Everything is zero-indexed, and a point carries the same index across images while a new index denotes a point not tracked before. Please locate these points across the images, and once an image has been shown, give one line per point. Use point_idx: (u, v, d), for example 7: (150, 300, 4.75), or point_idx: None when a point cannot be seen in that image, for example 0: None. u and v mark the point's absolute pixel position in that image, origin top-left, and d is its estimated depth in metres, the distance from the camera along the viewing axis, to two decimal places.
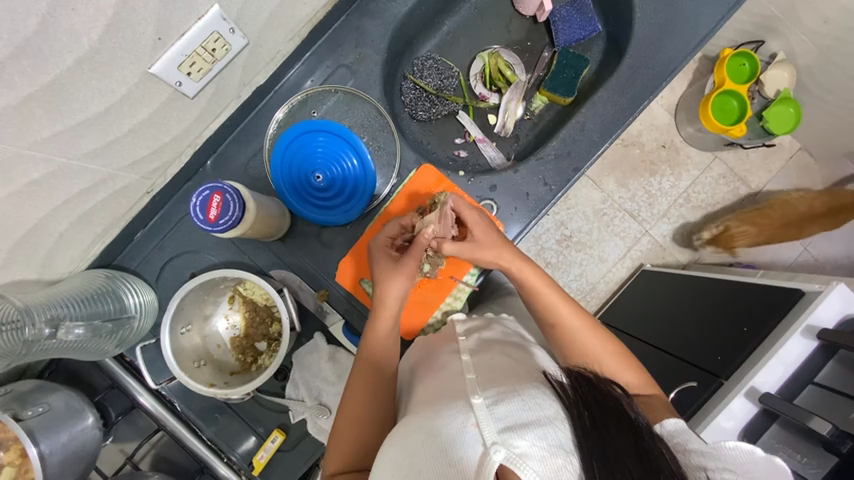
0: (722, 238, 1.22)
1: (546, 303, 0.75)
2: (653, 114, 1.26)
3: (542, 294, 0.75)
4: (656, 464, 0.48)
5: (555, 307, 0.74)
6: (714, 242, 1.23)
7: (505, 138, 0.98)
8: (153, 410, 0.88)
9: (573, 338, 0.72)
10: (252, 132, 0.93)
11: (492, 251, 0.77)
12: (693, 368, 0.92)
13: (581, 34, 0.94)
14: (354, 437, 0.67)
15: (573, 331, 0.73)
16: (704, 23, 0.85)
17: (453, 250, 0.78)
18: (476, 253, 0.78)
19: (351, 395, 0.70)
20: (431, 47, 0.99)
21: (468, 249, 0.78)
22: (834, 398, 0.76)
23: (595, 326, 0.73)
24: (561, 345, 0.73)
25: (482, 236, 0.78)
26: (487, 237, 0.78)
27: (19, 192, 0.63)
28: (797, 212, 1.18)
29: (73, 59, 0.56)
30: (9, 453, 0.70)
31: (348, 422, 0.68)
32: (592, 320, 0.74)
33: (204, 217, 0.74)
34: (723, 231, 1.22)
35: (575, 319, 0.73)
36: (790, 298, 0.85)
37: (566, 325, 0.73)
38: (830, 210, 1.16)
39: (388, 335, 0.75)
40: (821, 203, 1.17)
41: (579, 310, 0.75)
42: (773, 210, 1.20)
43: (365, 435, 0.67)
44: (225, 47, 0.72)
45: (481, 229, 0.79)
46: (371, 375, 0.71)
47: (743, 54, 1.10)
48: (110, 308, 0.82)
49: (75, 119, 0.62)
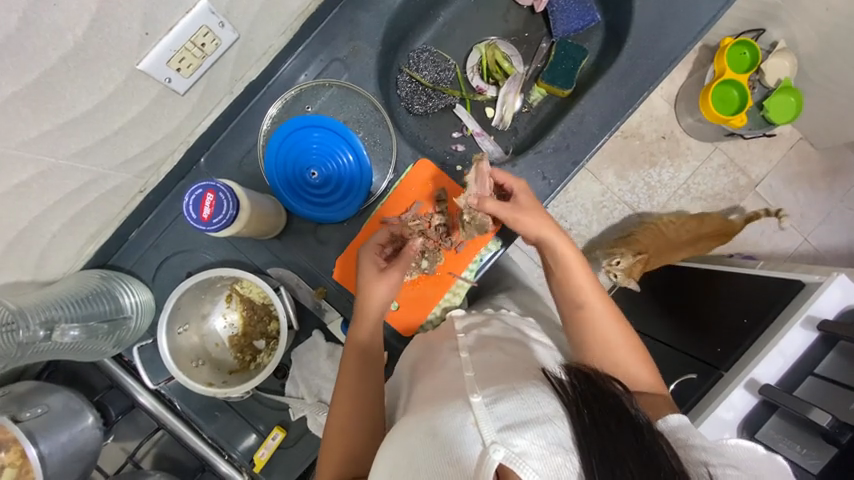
0: (634, 267, 1.16)
1: (578, 284, 0.74)
2: (652, 105, 1.24)
3: (575, 272, 0.75)
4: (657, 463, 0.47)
5: (586, 288, 0.74)
6: (627, 269, 1.15)
7: (503, 131, 0.97)
8: (153, 408, 0.87)
9: (596, 324, 0.71)
10: (246, 128, 0.91)
11: (535, 218, 0.76)
12: (692, 360, 0.94)
13: (580, 23, 0.93)
14: (344, 446, 0.66)
15: (598, 315, 0.72)
16: (705, 11, 0.83)
17: (496, 208, 0.76)
18: (520, 216, 0.76)
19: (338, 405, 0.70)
20: (427, 39, 0.97)
21: (514, 210, 0.76)
22: (834, 389, 0.75)
23: (618, 316, 0.73)
24: (582, 330, 0.71)
25: (527, 203, 0.78)
26: (528, 204, 0.77)
27: (8, 193, 0.62)
28: (669, 238, 1.17)
29: (57, 56, 0.54)
30: (10, 454, 0.70)
31: (336, 430, 0.68)
32: (615, 309, 0.74)
33: (198, 215, 0.73)
34: (635, 261, 1.16)
35: (603, 307, 0.72)
36: (788, 291, 0.85)
37: (595, 310, 0.72)
38: (694, 237, 1.17)
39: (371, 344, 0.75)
40: (691, 230, 1.17)
41: (605, 299, 0.74)
42: (645, 236, 1.19)
43: (352, 446, 0.66)
44: (215, 41, 0.71)
45: (527, 198, 0.78)
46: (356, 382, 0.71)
47: (744, 43, 1.08)
48: (106, 308, 0.81)
49: (63, 118, 0.61)
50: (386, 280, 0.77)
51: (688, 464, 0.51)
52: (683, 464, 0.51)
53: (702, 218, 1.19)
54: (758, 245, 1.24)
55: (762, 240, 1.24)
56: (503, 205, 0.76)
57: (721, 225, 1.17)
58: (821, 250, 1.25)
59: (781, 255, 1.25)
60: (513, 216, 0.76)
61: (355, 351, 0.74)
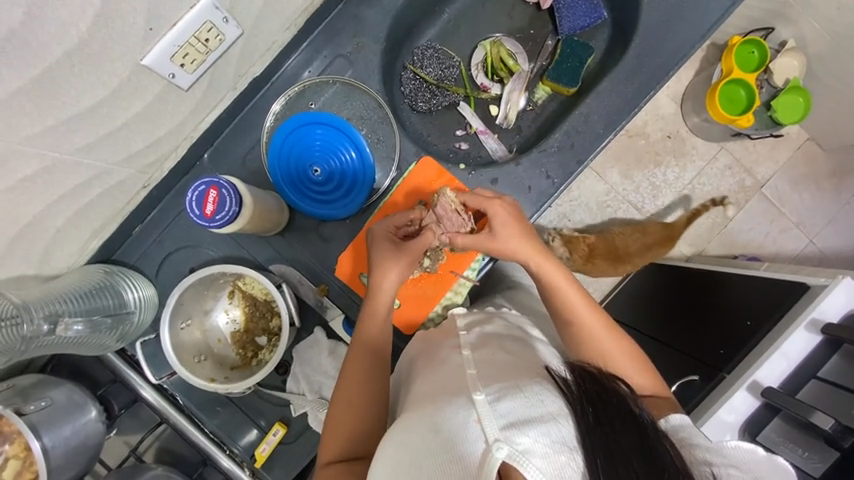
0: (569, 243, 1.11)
1: (567, 301, 0.73)
2: (659, 104, 1.23)
3: (563, 290, 0.73)
4: (663, 463, 0.46)
5: (574, 305, 0.72)
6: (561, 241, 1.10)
7: (508, 130, 0.96)
8: (155, 402, 0.87)
9: (589, 334, 0.71)
10: (250, 124, 0.91)
11: (513, 244, 0.75)
12: (694, 361, 0.94)
13: (586, 20, 0.92)
14: (350, 425, 0.67)
15: (592, 329, 0.71)
16: (714, 8, 0.82)
17: (469, 243, 0.77)
18: (496, 244, 0.76)
19: (347, 383, 0.70)
20: (431, 36, 0.97)
21: (488, 240, 0.76)
22: (837, 393, 0.75)
23: (612, 326, 0.72)
24: (577, 345, 0.71)
25: (504, 229, 0.75)
26: (506, 230, 0.75)
27: (13, 188, 0.62)
28: (620, 248, 1.11)
29: (62, 52, 0.54)
30: (14, 446, 0.71)
31: (343, 408, 0.68)
32: (608, 319, 0.73)
33: (201, 212, 0.73)
34: (578, 242, 1.11)
35: (593, 316, 0.72)
36: (793, 294, 0.84)
37: (586, 322, 0.71)
38: (643, 247, 1.11)
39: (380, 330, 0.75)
40: (642, 240, 1.11)
41: (595, 308, 0.73)
42: (597, 240, 1.12)
43: (360, 424, 0.67)
44: (219, 37, 0.71)
45: (503, 220, 0.76)
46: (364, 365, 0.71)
47: (753, 42, 1.07)
48: (110, 303, 0.82)
49: (67, 113, 0.61)
50: (396, 266, 0.76)
51: (693, 464, 0.51)
52: (687, 464, 0.51)
53: (644, 227, 1.15)
54: (763, 246, 1.24)
55: (767, 242, 1.24)
56: (476, 239, 0.77)
57: (666, 230, 1.13)
58: (827, 252, 1.24)
59: (786, 256, 1.24)
60: (488, 249, 0.76)
61: (363, 335, 0.74)
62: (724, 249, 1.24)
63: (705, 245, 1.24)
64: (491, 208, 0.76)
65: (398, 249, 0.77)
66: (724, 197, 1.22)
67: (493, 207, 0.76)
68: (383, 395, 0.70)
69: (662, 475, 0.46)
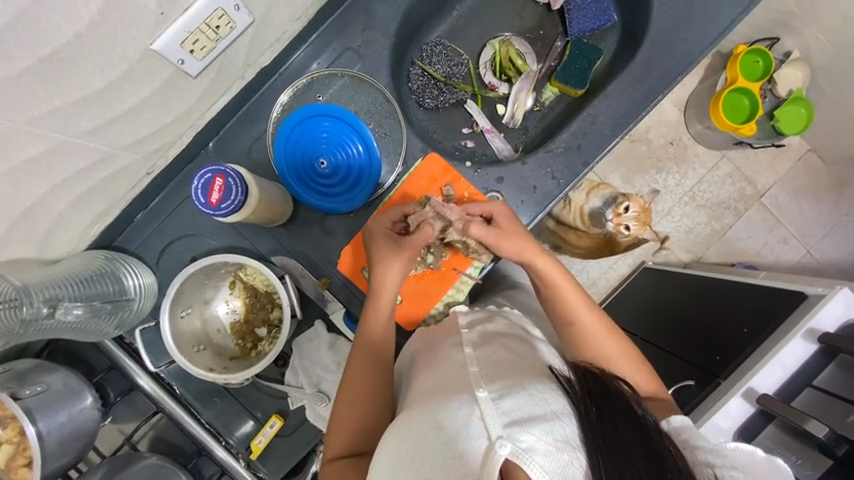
0: (643, 214, 1.04)
1: (568, 301, 0.73)
2: (662, 111, 1.24)
3: (564, 292, 0.73)
4: (665, 463, 0.47)
5: (577, 306, 0.72)
6: (641, 220, 1.03)
7: (514, 129, 0.96)
8: (151, 390, 0.86)
9: (591, 338, 0.71)
10: (256, 115, 0.91)
11: (514, 240, 0.76)
12: (688, 365, 0.95)
13: (595, 23, 0.92)
14: (357, 418, 0.67)
15: (591, 330, 0.71)
16: (724, 15, 0.83)
17: (482, 232, 0.77)
18: (506, 237, 0.76)
19: (352, 378, 0.70)
20: (441, 33, 0.97)
21: (499, 232, 0.76)
22: (834, 401, 0.75)
23: (610, 326, 0.72)
24: (577, 347, 0.71)
25: (508, 225, 0.78)
26: (510, 225, 0.78)
27: (16, 169, 0.61)
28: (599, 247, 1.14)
29: (72, 33, 0.54)
30: (8, 430, 0.70)
31: (346, 404, 0.69)
32: (607, 320, 0.73)
33: (206, 200, 0.72)
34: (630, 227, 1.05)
35: (595, 319, 0.72)
36: (792, 301, 0.85)
37: (588, 322, 0.71)
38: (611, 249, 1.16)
39: (385, 322, 0.75)
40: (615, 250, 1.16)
41: (594, 308, 0.73)
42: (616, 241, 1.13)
43: (365, 419, 0.67)
44: (230, 25, 0.70)
45: (505, 218, 0.79)
46: (368, 360, 0.72)
47: (757, 52, 1.08)
48: (110, 289, 0.81)
49: (75, 95, 0.61)
50: (398, 262, 0.76)
51: (694, 465, 0.51)
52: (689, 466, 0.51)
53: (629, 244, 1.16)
54: (761, 254, 1.25)
55: (765, 250, 1.25)
56: (487, 229, 0.77)
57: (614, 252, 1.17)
58: (823, 263, 1.25)
59: (784, 266, 1.25)
60: (497, 239, 0.76)
61: (366, 336, 0.73)
62: (722, 256, 1.25)
63: (703, 252, 1.25)
64: (492, 209, 0.79)
65: (397, 246, 0.77)
66: (668, 237, 1.25)
67: (494, 208, 0.79)
68: (385, 390, 0.70)
69: (663, 475, 0.46)
